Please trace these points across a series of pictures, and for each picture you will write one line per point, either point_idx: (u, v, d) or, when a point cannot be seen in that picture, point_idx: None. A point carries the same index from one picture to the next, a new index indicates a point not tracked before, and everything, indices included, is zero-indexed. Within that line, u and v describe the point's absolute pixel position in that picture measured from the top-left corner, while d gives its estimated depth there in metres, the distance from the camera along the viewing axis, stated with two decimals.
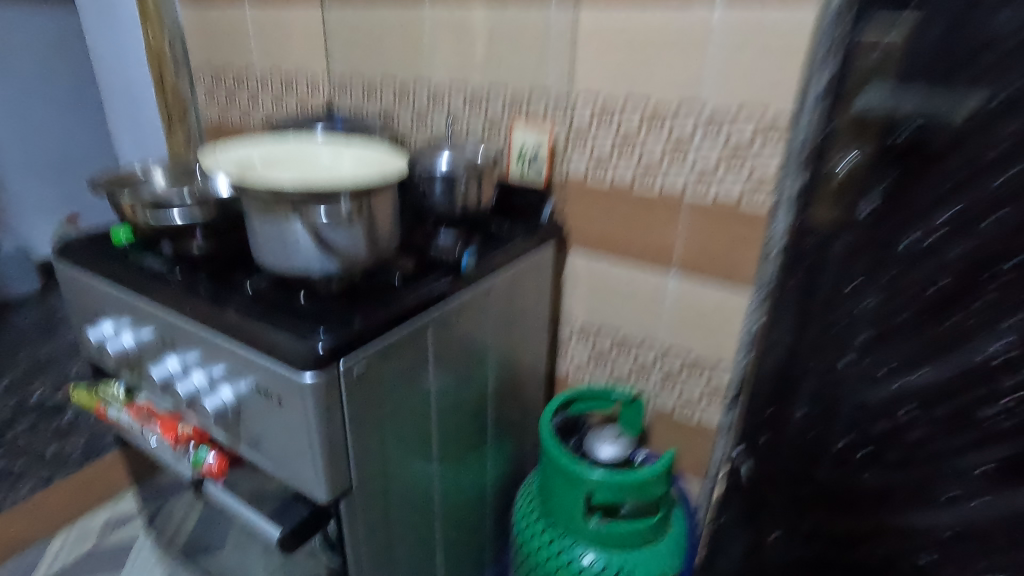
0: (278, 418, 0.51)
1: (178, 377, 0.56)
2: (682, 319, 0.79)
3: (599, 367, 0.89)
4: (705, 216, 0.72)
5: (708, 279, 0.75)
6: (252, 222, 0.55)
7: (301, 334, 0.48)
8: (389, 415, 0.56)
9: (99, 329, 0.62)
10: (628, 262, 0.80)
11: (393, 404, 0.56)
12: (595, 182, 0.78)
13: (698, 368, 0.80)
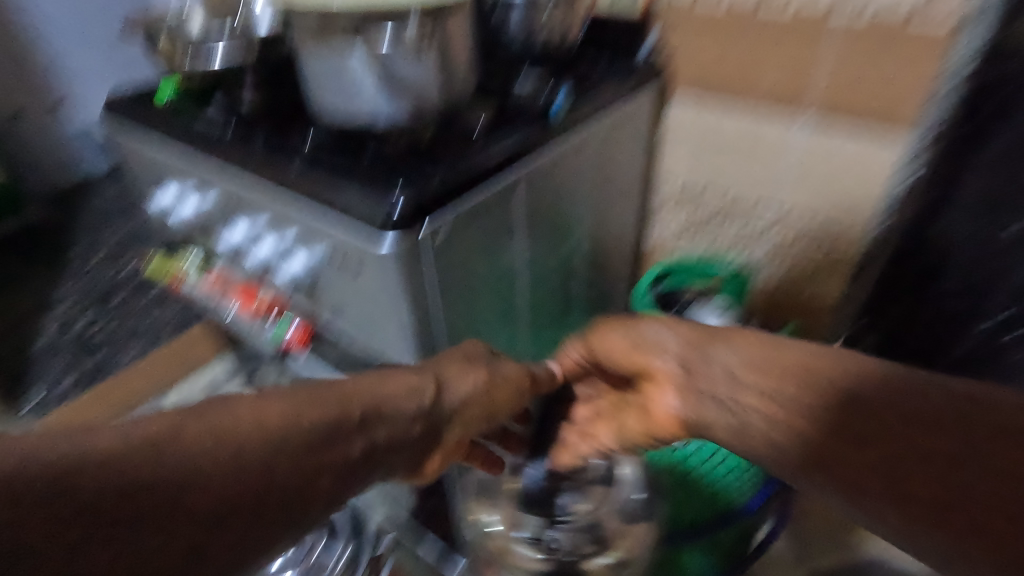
0: (356, 288, 0.47)
1: (248, 246, 0.52)
2: (810, 172, 0.63)
3: (697, 237, 0.77)
4: (857, 32, 0.54)
5: (852, 126, 0.59)
6: (304, 60, 0.47)
7: (370, 189, 0.42)
8: (478, 261, 0.50)
9: (159, 200, 0.58)
10: (744, 108, 0.65)
11: (486, 262, 0.51)
12: (707, 3, 0.61)
13: (834, 227, 0.65)
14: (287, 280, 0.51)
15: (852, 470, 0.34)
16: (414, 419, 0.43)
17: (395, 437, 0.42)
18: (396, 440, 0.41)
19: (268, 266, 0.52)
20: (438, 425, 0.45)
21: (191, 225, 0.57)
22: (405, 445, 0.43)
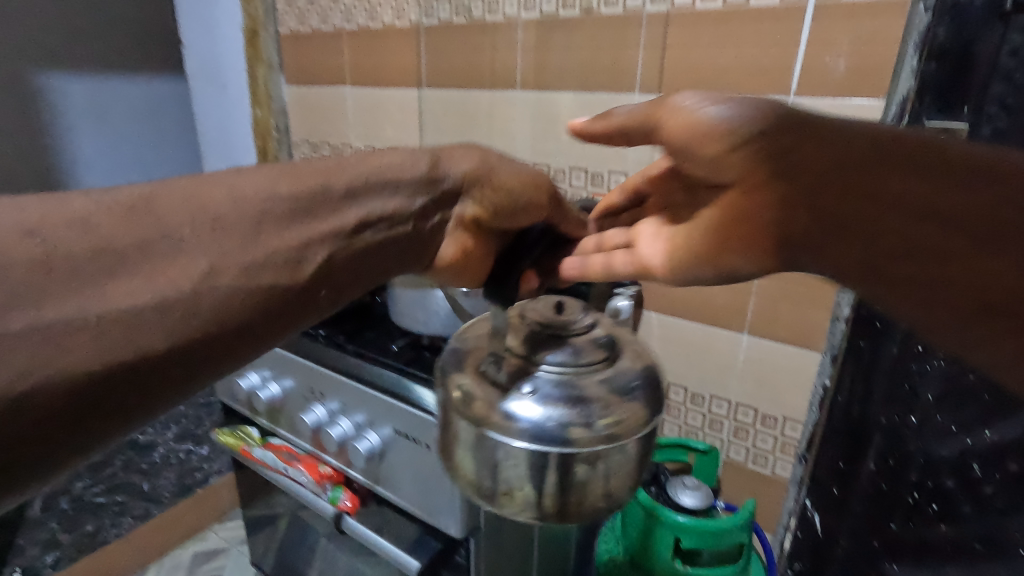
0: (416, 461, 0.61)
1: (326, 422, 0.67)
2: (756, 375, 0.85)
3: (671, 418, 0.96)
4: (779, 280, 0.80)
5: (778, 342, 0.82)
6: (396, 289, 0.69)
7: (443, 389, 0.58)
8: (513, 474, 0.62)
9: (250, 382, 0.76)
10: (701, 325, 0.88)
11: None
12: None
13: (769, 418, 0.86)
14: (359, 455, 0.65)
15: (846, 261, 0.37)
16: (398, 194, 0.48)
17: (368, 174, 0.47)
18: (399, 179, 0.48)
19: (343, 442, 0.66)
20: (425, 167, 0.50)
21: (277, 402, 0.75)
22: (381, 195, 0.47)
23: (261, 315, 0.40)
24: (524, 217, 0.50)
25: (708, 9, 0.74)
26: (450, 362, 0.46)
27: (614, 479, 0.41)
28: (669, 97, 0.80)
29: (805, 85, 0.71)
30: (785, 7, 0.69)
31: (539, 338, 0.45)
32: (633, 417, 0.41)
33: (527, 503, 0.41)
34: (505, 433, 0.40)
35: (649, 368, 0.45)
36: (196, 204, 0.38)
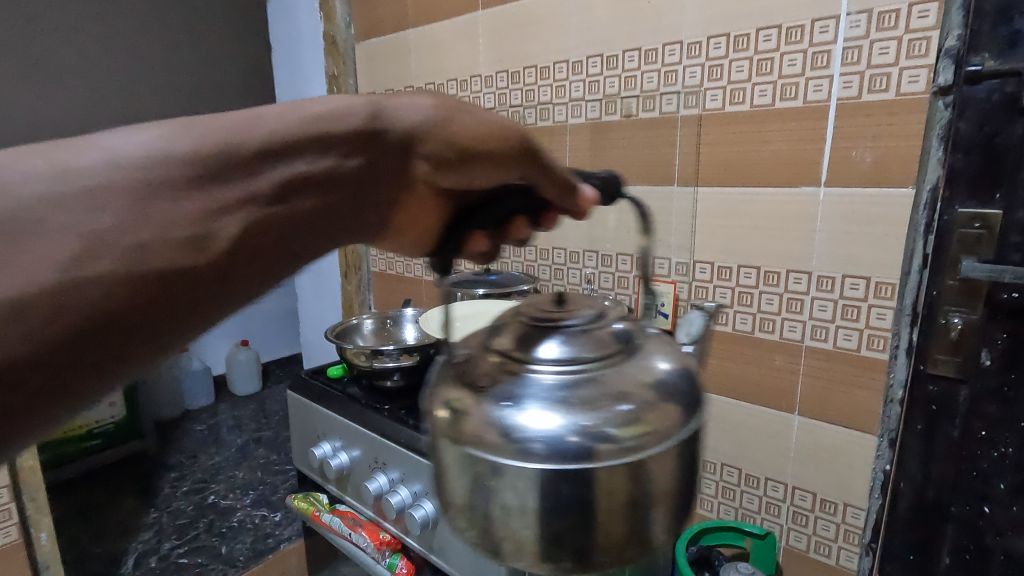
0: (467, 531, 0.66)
1: (388, 490, 0.74)
2: (810, 458, 0.84)
3: (726, 502, 0.94)
4: (825, 361, 0.80)
5: (830, 424, 0.81)
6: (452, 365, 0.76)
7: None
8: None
9: (322, 450, 0.85)
10: (751, 404, 0.88)
11: None
12: (716, 330, 0.90)
13: (829, 504, 0.83)
14: (414, 521, 0.70)
15: None
16: (331, 155, 0.34)
17: (282, 135, 0.32)
18: (332, 140, 0.34)
19: (402, 508, 0.72)
20: (367, 114, 0.35)
21: (344, 469, 0.82)
22: (281, 161, 0.32)
23: (145, 328, 0.29)
24: (483, 171, 0.38)
25: (735, 109, 0.82)
26: (438, 385, 0.40)
27: (638, 490, 0.35)
28: (704, 187, 0.87)
29: (834, 176, 0.74)
30: (806, 106, 0.75)
31: (534, 337, 0.39)
32: (651, 409, 0.35)
33: (533, 547, 0.35)
34: (511, 452, 0.34)
35: (660, 355, 0.40)
36: (35, 190, 0.27)
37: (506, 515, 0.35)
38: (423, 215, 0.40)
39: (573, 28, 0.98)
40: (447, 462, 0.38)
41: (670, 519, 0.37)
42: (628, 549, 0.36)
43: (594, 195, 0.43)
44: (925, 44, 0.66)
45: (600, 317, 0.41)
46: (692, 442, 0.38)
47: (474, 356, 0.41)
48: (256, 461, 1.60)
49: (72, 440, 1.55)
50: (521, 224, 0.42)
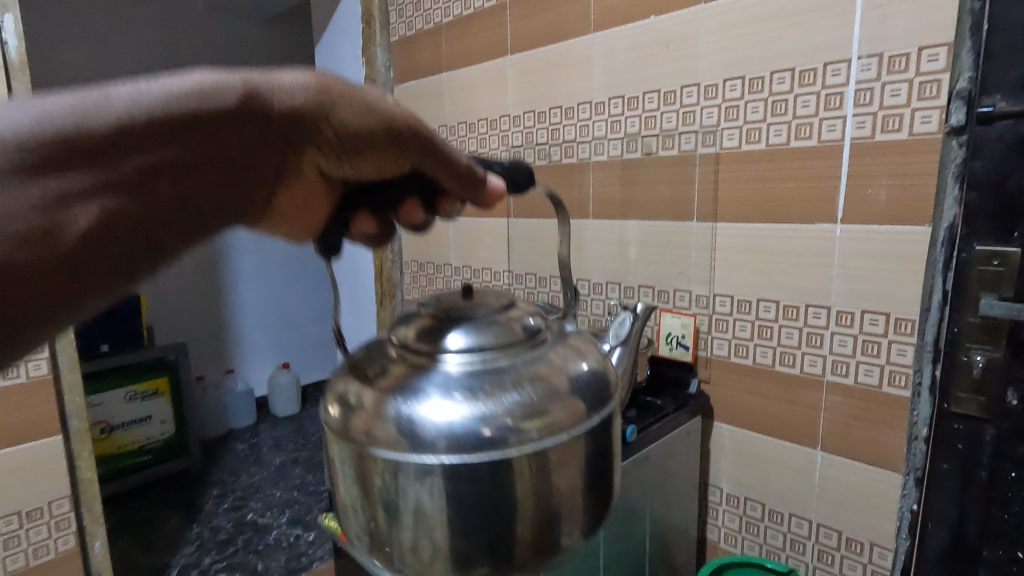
0: None
1: None
2: (834, 495, 0.83)
3: (749, 536, 0.94)
4: (846, 396, 0.80)
5: (853, 459, 0.81)
6: None
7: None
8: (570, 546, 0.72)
9: None
10: (773, 437, 0.88)
11: None
12: (737, 363, 0.91)
13: (855, 543, 0.82)
14: None
15: None
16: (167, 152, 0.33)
17: (142, 115, 0.32)
18: (162, 119, 0.32)
19: None
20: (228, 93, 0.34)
21: None
22: (163, 144, 0.33)
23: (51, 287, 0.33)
24: (367, 161, 0.41)
25: (752, 148, 0.84)
26: (341, 374, 0.46)
27: (544, 486, 0.39)
28: (722, 222, 0.89)
29: (850, 213, 0.76)
30: (821, 145, 0.77)
31: (440, 332, 0.44)
32: (548, 400, 0.40)
33: (437, 550, 0.39)
34: (409, 446, 0.38)
35: (567, 352, 0.44)
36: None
37: (399, 513, 0.39)
38: (312, 200, 0.44)
39: (596, 72, 1.03)
40: (346, 460, 0.41)
41: (572, 513, 0.41)
42: (540, 540, 0.39)
43: (501, 185, 0.47)
44: (936, 86, 0.68)
45: (499, 308, 0.47)
46: (601, 434, 0.42)
47: (383, 351, 0.46)
48: (292, 481, 1.67)
49: (126, 455, 1.66)
50: (410, 205, 0.45)
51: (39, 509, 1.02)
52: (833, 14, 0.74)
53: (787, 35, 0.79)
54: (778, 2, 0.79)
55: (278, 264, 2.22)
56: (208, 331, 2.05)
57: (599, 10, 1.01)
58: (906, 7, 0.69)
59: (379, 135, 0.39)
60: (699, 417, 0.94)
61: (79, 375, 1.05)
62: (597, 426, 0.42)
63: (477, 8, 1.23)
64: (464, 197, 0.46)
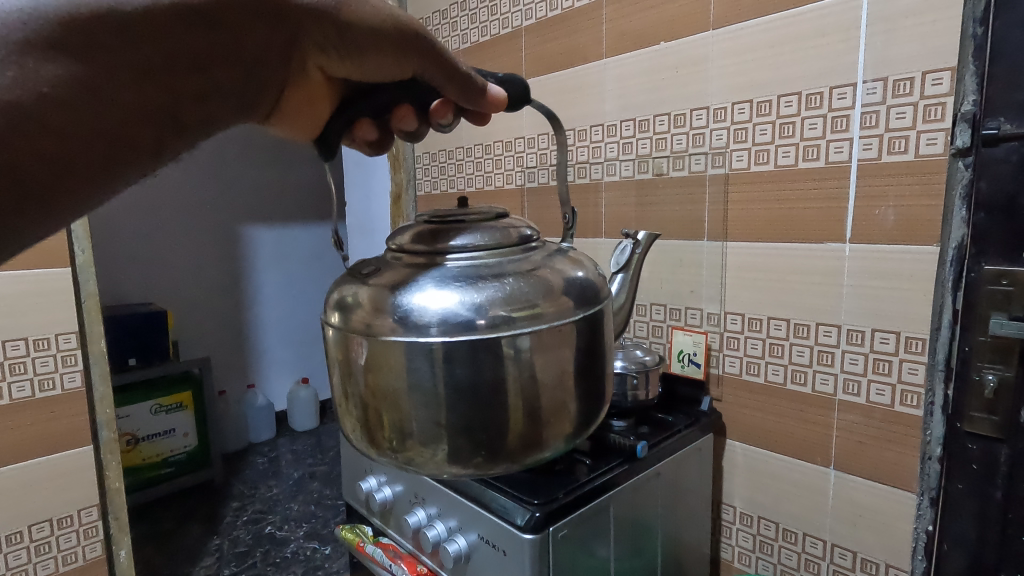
0: (500, 565, 0.71)
1: (426, 525, 0.80)
2: (849, 515, 0.83)
3: (763, 556, 0.93)
4: (858, 414, 0.80)
5: (866, 479, 0.81)
6: None
7: (522, 501, 0.69)
8: (581, 561, 0.72)
9: (368, 483, 0.91)
10: (785, 456, 0.89)
11: (586, 556, 0.73)
12: (748, 381, 0.92)
13: (871, 564, 0.82)
14: (449, 555, 0.76)
15: None
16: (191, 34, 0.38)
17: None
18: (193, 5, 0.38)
19: (438, 542, 0.78)
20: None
21: (387, 503, 0.88)
22: (185, 28, 0.38)
23: (107, 141, 0.38)
24: (373, 63, 0.46)
25: (761, 170, 0.86)
26: (343, 284, 0.51)
27: (531, 372, 0.43)
28: (733, 241, 0.91)
29: (859, 233, 0.77)
30: (828, 167, 0.79)
31: (436, 238, 0.49)
32: (531, 289, 0.44)
33: (431, 431, 0.43)
34: (406, 330, 0.43)
35: (556, 257, 0.49)
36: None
37: (397, 396, 0.43)
38: (318, 101, 0.51)
39: (608, 95, 1.06)
40: (347, 355, 0.46)
41: (558, 404, 0.44)
42: (525, 426, 0.43)
43: (502, 94, 0.52)
44: (940, 109, 0.69)
45: (490, 219, 0.52)
46: (588, 329, 0.46)
47: (383, 258, 0.52)
48: (309, 495, 1.69)
49: (151, 466, 1.71)
50: (404, 111, 0.52)
51: (69, 517, 1.05)
52: (838, 41, 0.77)
53: (792, 60, 0.81)
54: (783, 29, 0.82)
55: (298, 279, 2.28)
56: (231, 345, 2.11)
57: (610, 37, 1.04)
58: (907, 34, 0.71)
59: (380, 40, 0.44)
60: (711, 435, 0.94)
61: (110, 387, 1.09)
62: (584, 320, 0.46)
63: (493, 35, 1.28)
64: (460, 103, 0.51)
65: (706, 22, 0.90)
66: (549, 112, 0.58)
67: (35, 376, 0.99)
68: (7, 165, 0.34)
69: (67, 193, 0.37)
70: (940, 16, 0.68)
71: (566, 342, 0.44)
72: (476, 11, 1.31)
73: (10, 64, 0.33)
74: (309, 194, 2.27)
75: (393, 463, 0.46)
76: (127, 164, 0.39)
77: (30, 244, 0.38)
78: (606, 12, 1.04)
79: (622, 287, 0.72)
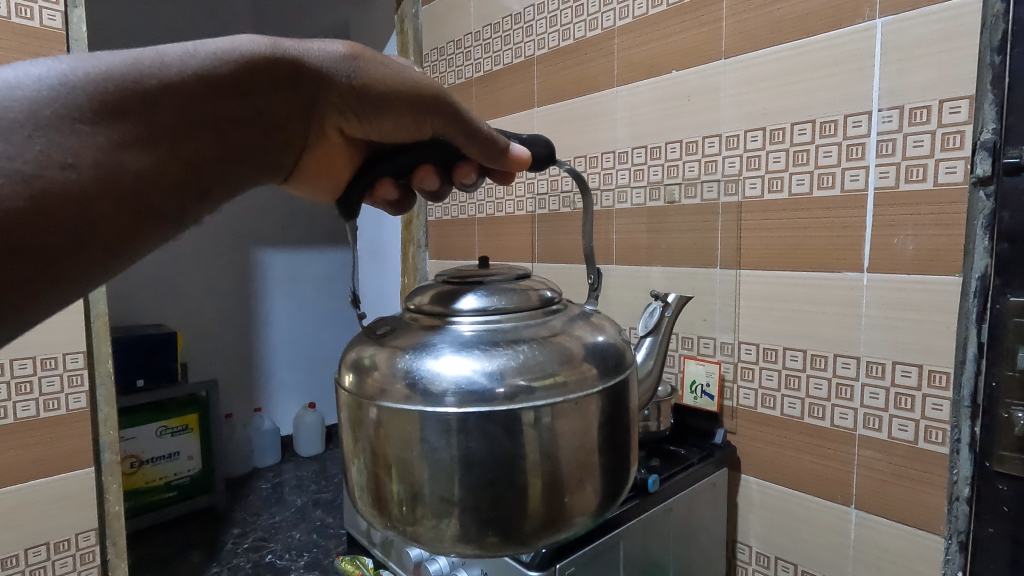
0: None
1: (427, 560, 0.77)
2: (871, 557, 0.79)
3: None
4: (878, 451, 0.77)
5: (890, 520, 0.77)
6: None
7: None
8: None
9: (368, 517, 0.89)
10: (803, 493, 0.85)
11: None
12: (763, 414, 0.89)
13: None
14: None
15: None
16: (206, 99, 0.40)
17: (197, 67, 0.39)
18: (211, 76, 0.40)
19: None
20: (259, 52, 0.41)
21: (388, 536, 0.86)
22: (207, 97, 0.40)
23: (129, 207, 0.39)
24: (389, 125, 0.47)
25: (774, 198, 0.85)
26: (358, 343, 0.50)
27: (550, 446, 0.41)
28: (745, 270, 0.89)
29: (877, 263, 0.75)
30: (844, 195, 0.78)
31: (453, 300, 0.48)
32: (549, 357, 0.43)
33: (441, 505, 0.41)
34: (420, 398, 0.42)
35: (577, 323, 0.48)
36: (23, 110, 0.34)
37: (407, 466, 0.42)
38: (336, 160, 0.51)
39: (619, 122, 1.07)
40: (358, 420, 0.45)
41: (575, 482, 0.43)
42: (541, 504, 0.41)
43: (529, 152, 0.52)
44: (959, 137, 0.67)
45: (510, 280, 0.51)
46: (611, 400, 0.45)
47: (400, 318, 0.51)
48: (311, 523, 1.65)
49: (154, 490, 1.69)
50: (426, 171, 0.51)
51: (66, 541, 1.04)
52: (852, 69, 0.76)
53: (804, 88, 0.81)
54: (796, 57, 0.81)
55: (312, 309, 2.28)
56: (239, 371, 2.11)
57: (622, 64, 1.05)
58: (922, 61, 0.70)
59: (393, 100, 0.45)
60: (725, 469, 0.91)
61: (115, 408, 1.08)
62: (606, 391, 0.44)
63: (506, 64, 1.30)
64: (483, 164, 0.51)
65: (718, 51, 0.90)
66: (576, 175, 0.57)
67: (41, 396, 0.99)
68: (35, 239, 0.35)
69: (87, 258, 0.38)
70: (957, 44, 0.67)
71: (587, 415, 0.43)
72: (490, 40, 1.33)
73: (37, 139, 0.35)
74: (322, 219, 2.29)
75: (399, 535, 0.44)
76: (146, 229, 0.40)
77: (47, 313, 0.38)
78: (618, 41, 1.05)
79: (650, 351, 0.70)
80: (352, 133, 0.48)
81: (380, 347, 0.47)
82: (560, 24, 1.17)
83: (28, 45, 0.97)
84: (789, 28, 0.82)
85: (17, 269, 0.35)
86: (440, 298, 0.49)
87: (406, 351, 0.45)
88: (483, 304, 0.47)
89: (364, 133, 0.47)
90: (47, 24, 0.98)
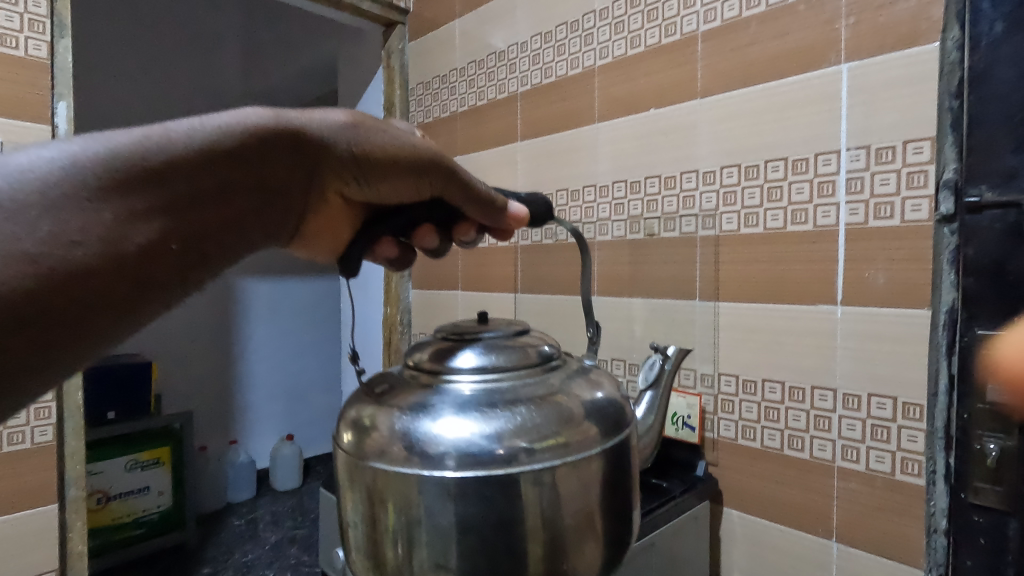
0: None
1: None
2: None
3: None
4: (858, 483, 0.77)
5: (870, 552, 0.77)
6: None
7: None
8: None
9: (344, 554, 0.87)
10: (785, 526, 0.85)
11: None
12: (744, 446, 0.89)
13: None
14: None
15: None
16: (213, 169, 0.41)
17: (203, 140, 0.40)
18: (217, 148, 0.41)
19: None
20: (264, 123, 0.43)
21: None
22: (214, 169, 0.41)
23: (136, 278, 0.38)
24: (391, 186, 0.50)
25: (750, 232, 0.87)
26: (357, 401, 0.50)
27: (551, 510, 0.42)
28: (724, 301, 0.91)
29: (849, 296, 0.77)
30: (816, 230, 0.80)
31: (451, 356, 0.49)
32: (546, 418, 0.43)
33: (438, 570, 0.41)
34: (419, 461, 0.42)
35: (575, 379, 0.48)
36: (32, 192, 0.34)
37: (409, 531, 0.42)
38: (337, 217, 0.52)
39: (600, 157, 1.09)
40: (358, 483, 0.45)
41: (575, 542, 0.43)
42: (542, 568, 0.42)
43: (525, 211, 0.58)
44: (923, 176, 0.71)
45: (509, 334, 0.51)
46: (610, 458, 0.45)
47: (399, 374, 0.51)
48: (286, 561, 1.60)
49: (121, 527, 1.62)
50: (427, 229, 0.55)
51: None
52: (822, 110, 0.79)
53: (778, 128, 0.84)
54: (770, 98, 0.85)
55: (296, 342, 2.26)
56: (218, 404, 2.06)
57: (602, 100, 1.08)
58: (886, 104, 0.74)
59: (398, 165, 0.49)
60: (707, 502, 0.91)
61: (83, 442, 1.04)
62: (606, 453, 0.45)
63: (489, 99, 1.33)
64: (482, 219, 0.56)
65: (695, 90, 0.93)
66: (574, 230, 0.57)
67: (5, 429, 0.95)
68: (39, 316, 0.34)
69: (90, 332, 0.37)
70: (917, 88, 0.71)
71: (587, 478, 0.43)
72: (474, 76, 1.37)
73: (46, 219, 0.34)
74: None
75: None
76: (151, 299, 0.39)
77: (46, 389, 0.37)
78: (599, 79, 1.09)
79: (652, 406, 0.70)
80: (355, 194, 0.50)
81: (378, 408, 0.46)
82: (542, 62, 1.20)
83: (13, 73, 0.97)
84: (761, 70, 0.86)
85: (19, 350, 0.34)
86: (439, 355, 0.49)
87: (404, 409, 0.45)
88: (482, 362, 0.47)
89: (367, 194, 0.50)
90: (31, 53, 0.99)
